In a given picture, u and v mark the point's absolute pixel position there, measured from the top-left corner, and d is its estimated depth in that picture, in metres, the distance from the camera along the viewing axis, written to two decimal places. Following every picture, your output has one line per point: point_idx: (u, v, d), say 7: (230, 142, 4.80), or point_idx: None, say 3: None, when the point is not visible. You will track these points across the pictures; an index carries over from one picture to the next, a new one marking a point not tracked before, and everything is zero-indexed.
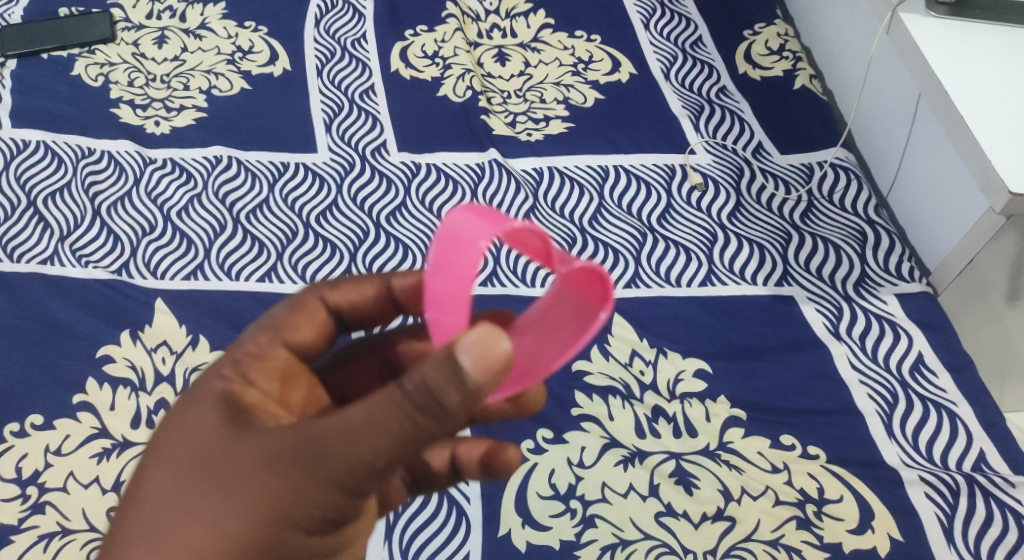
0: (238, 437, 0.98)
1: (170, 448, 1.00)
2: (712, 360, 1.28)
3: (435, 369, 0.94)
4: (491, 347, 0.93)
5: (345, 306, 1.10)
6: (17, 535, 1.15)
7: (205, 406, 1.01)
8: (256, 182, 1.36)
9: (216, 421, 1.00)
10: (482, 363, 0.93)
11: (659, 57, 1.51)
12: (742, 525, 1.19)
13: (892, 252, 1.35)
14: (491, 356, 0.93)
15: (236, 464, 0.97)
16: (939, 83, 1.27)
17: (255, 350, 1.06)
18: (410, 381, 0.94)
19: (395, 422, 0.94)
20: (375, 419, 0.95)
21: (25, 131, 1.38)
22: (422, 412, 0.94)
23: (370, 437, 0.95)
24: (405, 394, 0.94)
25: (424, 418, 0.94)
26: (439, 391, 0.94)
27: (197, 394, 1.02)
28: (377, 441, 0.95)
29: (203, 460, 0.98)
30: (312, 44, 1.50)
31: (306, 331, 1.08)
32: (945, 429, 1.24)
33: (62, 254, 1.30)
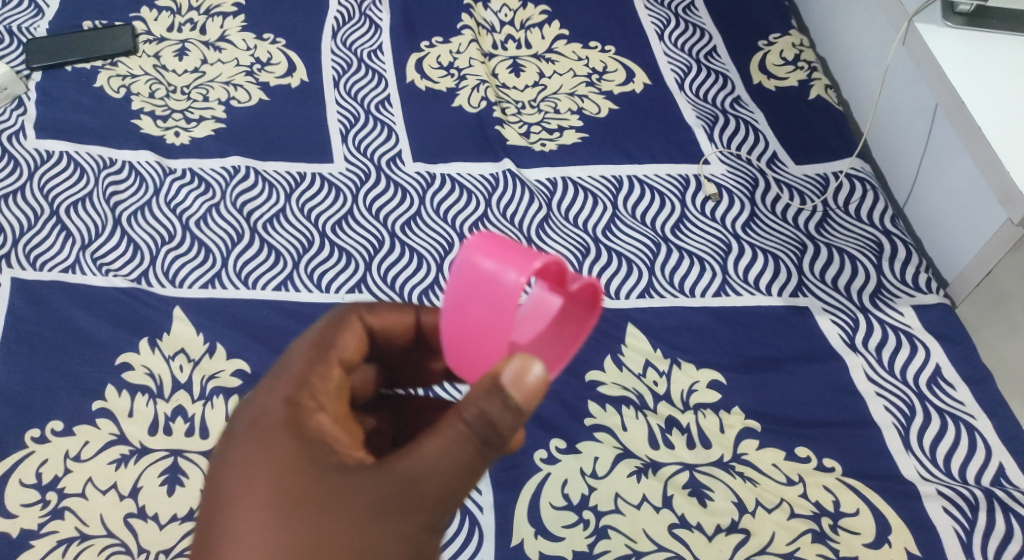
0: (320, 475, 1.01)
1: (256, 487, 1.01)
2: (726, 371, 1.28)
3: (487, 401, 0.99)
4: (530, 375, 1.00)
5: (380, 330, 1.11)
6: (37, 539, 1.16)
7: (283, 444, 1.02)
8: (273, 192, 1.38)
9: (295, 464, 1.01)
10: (524, 395, 1.00)
11: (673, 67, 1.52)
12: (756, 538, 1.18)
13: (909, 263, 1.34)
14: (532, 381, 1.00)
15: (332, 505, 1.00)
16: (957, 93, 1.26)
17: (314, 373, 1.05)
18: (471, 412, 1.00)
19: (464, 456, 1.00)
20: (446, 459, 1.00)
21: (50, 142, 1.41)
22: (486, 441, 1.00)
23: (443, 475, 1.00)
24: (468, 426, 1.00)
25: (490, 448, 1.00)
26: (500, 420, 0.99)
27: (274, 431, 1.02)
28: (448, 477, 1.00)
29: (292, 501, 1.00)
30: (329, 55, 1.52)
31: (350, 348, 1.08)
32: (963, 442, 1.23)
33: (83, 263, 1.32)
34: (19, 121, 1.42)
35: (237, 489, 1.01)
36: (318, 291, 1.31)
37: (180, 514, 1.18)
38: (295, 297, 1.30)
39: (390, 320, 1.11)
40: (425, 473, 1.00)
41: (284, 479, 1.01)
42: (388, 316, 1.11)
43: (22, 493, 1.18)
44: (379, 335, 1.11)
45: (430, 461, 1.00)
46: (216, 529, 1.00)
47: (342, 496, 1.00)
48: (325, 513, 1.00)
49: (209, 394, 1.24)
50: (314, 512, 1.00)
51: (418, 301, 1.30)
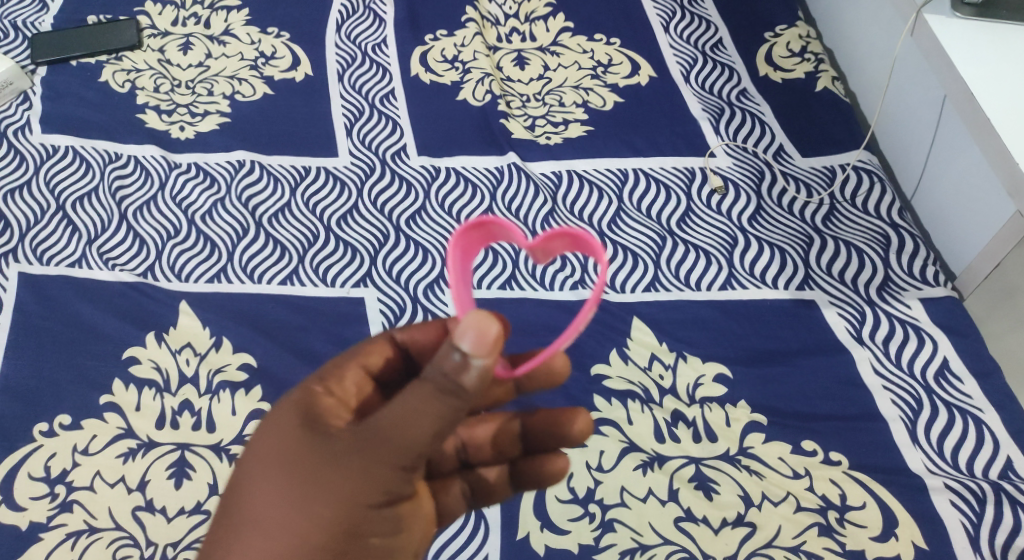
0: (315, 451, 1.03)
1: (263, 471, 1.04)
2: (732, 365, 1.27)
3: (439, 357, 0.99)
4: (485, 327, 0.99)
5: (412, 345, 1.13)
6: (46, 532, 1.17)
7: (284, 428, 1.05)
8: (278, 186, 1.38)
9: (287, 429, 1.04)
10: (481, 349, 0.99)
11: (679, 59, 1.51)
12: (762, 532, 1.18)
13: (917, 255, 1.33)
14: (480, 334, 0.99)
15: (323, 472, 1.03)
16: (965, 84, 1.25)
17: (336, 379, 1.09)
18: (429, 369, 1.00)
19: (425, 412, 1.00)
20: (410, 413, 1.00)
21: (55, 137, 1.41)
22: (446, 390, 1.00)
23: (408, 431, 1.01)
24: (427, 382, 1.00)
25: (450, 398, 1.00)
26: (457, 376, 0.99)
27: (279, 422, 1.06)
28: (411, 430, 1.01)
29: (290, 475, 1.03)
30: (334, 49, 1.52)
31: (378, 360, 1.11)
32: (970, 435, 1.22)
33: (90, 258, 1.32)
34: (25, 116, 1.43)
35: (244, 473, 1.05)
36: (324, 285, 1.31)
37: (187, 507, 1.19)
38: (301, 291, 1.30)
39: (420, 334, 1.13)
40: (398, 429, 1.01)
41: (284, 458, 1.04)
42: (417, 330, 1.13)
43: (31, 486, 1.19)
44: (414, 350, 1.13)
45: (396, 416, 1.01)
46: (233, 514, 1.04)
47: (318, 453, 1.03)
48: (300, 472, 1.03)
49: (215, 388, 1.24)
50: (290, 472, 1.03)
51: (423, 295, 1.30)
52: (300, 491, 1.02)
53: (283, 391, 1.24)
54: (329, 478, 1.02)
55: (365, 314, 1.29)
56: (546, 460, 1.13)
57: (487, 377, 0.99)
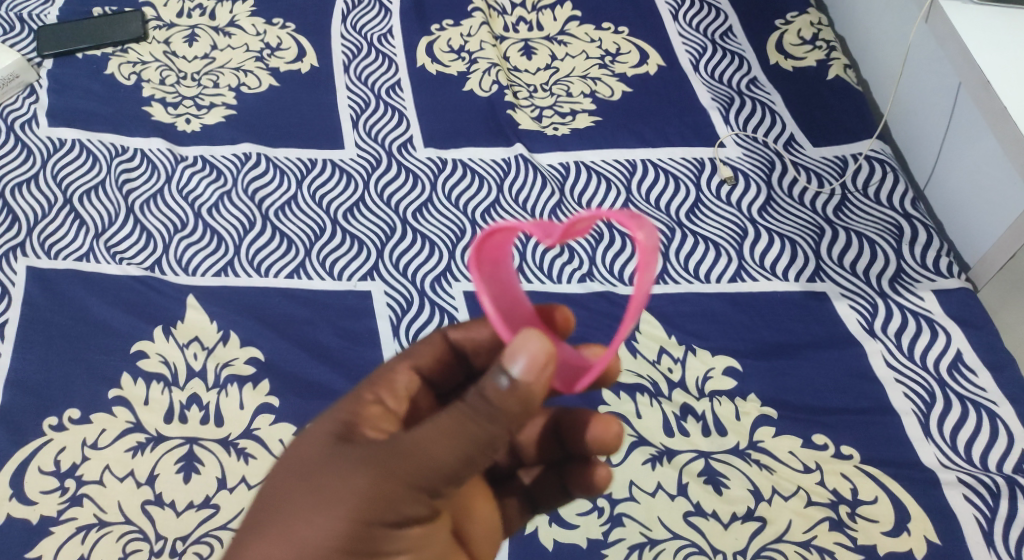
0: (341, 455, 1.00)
1: (287, 467, 1.01)
2: (742, 357, 1.26)
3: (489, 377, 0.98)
4: (533, 346, 0.97)
5: (467, 345, 1.11)
6: (56, 526, 1.17)
7: (318, 431, 1.03)
8: (285, 178, 1.37)
9: (321, 434, 1.02)
10: (529, 371, 0.97)
11: (687, 48, 1.49)
12: (773, 526, 1.17)
13: (930, 246, 1.31)
14: (535, 357, 0.97)
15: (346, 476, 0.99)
16: (981, 72, 1.22)
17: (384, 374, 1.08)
18: (471, 389, 0.99)
19: (460, 431, 0.99)
20: (443, 433, 0.99)
21: (63, 130, 1.41)
22: (486, 414, 0.98)
23: (438, 450, 0.99)
24: (468, 404, 0.99)
25: (489, 420, 0.98)
26: (496, 398, 0.98)
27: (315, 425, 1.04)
28: (442, 449, 0.99)
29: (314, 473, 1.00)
30: (339, 40, 1.51)
31: (430, 363, 1.10)
32: (984, 429, 1.21)
33: (97, 251, 1.32)
34: (32, 110, 1.43)
35: (271, 473, 1.02)
36: (331, 278, 1.30)
37: (196, 501, 1.18)
38: (307, 284, 1.30)
39: (475, 332, 1.11)
40: (429, 445, 0.99)
41: (310, 459, 1.01)
42: (470, 328, 1.11)
43: (40, 480, 1.19)
44: (467, 348, 1.11)
45: (428, 433, 0.99)
46: (250, 513, 1.01)
47: (338, 466, 1.00)
48: (317, 482, 0.99)
49: (223, 382, 1.24)
50: (309, 483, 1.00)
51: (430, 288, 1.29)
52: (319, 496, 0.99)
53: (291, 384, 1.23)
54: (345, 484, 0.99)
55: (371, 307, 1.28)
56: (588, 469, 1.12)
57: (536, 397, 0.98)
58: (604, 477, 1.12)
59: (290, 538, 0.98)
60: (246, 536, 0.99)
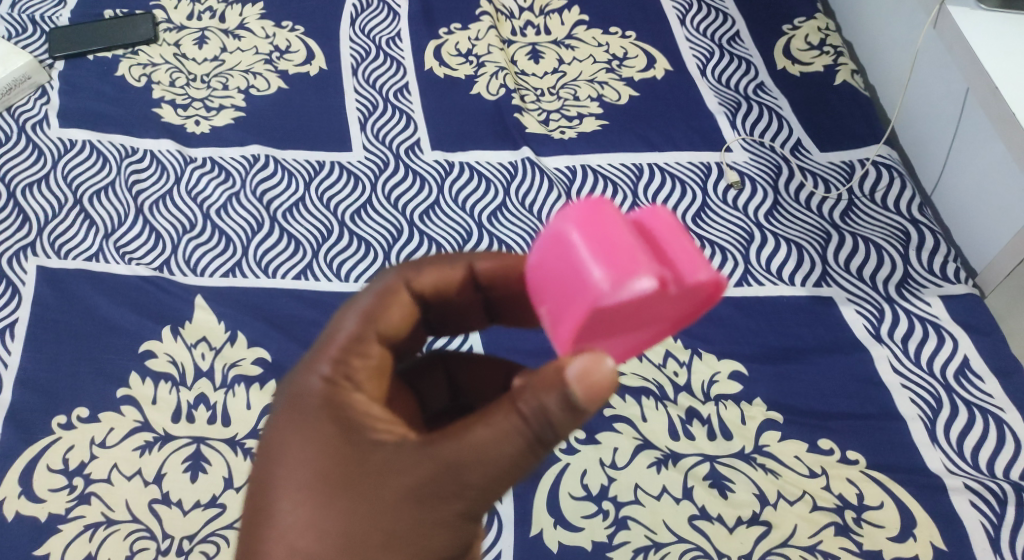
0: (365, 466, 1.00)
1: (300, 478, 1.01)
2: (747, 362, 1.26)
3: (551, 395, 0.97)
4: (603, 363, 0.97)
5: (429, 289, 1.08)
6: (64, 524, 1.18)
7: (327, 436, 1.01)
8: (292, 180, 1.38)
9: (332, 443, 1.01)
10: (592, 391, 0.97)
11: (695, 53, 1.49)
12: (778, 530, 1.17)
13: (937, 252, 1.31)
14: (599, 380, 0.96)
15: (378, 495, 0.99)
16: (989, 77, 1.22)
17: (355, 343, 1.05)
18: (527, 406, 0.97)
19: (508, 450, 0.98)
20: (490, 454, 0.98)
21: (74, 131, 1.42)
22: (537, 436, 0.97)
23: (491, 471, 0.99)
24: (522, 421, 0.97)
25: (540, 440, 0.98)
26: (556, 418, 0.97)
27: (320, 429, 1.02)
28: (496, 469, 0.99)
29: (336, 487, 1.00)
30: (348, 43, 1.52)
31: (398, 320, 1.06)
32: (991, 435, 1.20)
33: (107, 251, 1.33)
34: (43, 110, 1.44)
35: (282, 485, 1.01)
36: (338, 279, 1.31)
37: (203, 500, 1.19)
38: (314, 286, 1.30)
39: (440, 280, 1.08)
40: (470, 465, 0.98)
41: (330, 471, 1.01)
42: (439, 274, 1.08)
43: (49, 478, 1.19)
44: (428, 295, 1.08)
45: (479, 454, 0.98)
46: (268, 528, 1.01)
47: (382, 494, 0.99)
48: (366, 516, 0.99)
49: (230, 382, 1.24)
50: (338, 500, 1.00)
51: None
52: (346, 516, 0.99)
53: None
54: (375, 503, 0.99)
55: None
56: None
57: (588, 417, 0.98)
58: None
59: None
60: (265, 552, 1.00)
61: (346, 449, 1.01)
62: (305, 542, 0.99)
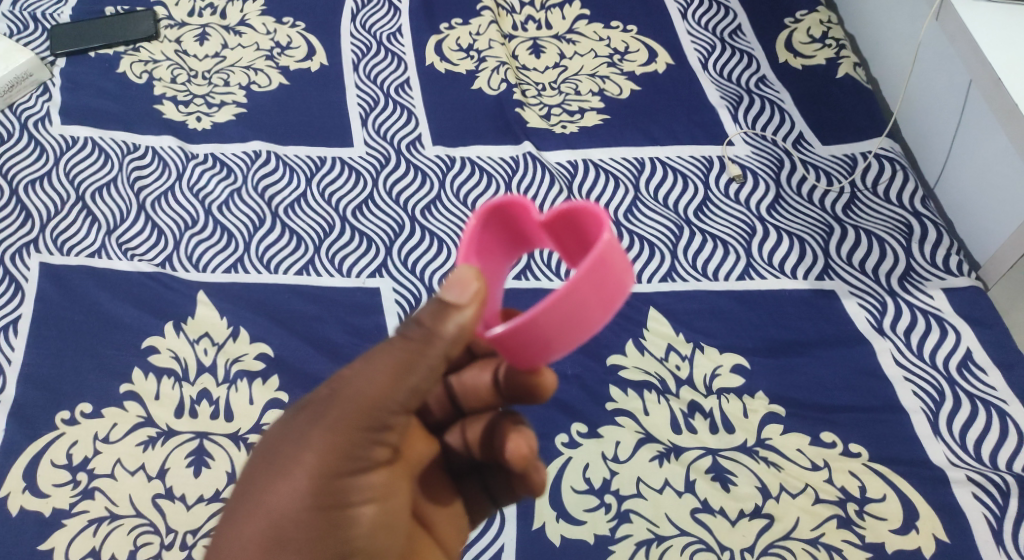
0: (289, 421, 1.02)
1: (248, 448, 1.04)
2: (750, 355, 1.26)
3: (426, 311, 1.01)
4: (467, 282, 1.01)
5: None
6: (68, 519, 1.18)
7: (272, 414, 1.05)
8: (294, 176, 1.38)
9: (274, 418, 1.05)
10: (466, 304, 1.00)
11: (696, 47, 1.49)
12: (780, 524, 1.17)
13: (940, 244, 1.31)
14: (465, 280, 1.01)
15: (297, 435, 1.01)
16: (993, 68, 1.22)
17: None
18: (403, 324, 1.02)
19: (404, 367, 1.00)
20: (387, 375, 1.00)
21: (75, 128, 1.42)
22: (424, 348, 1.00)
23: (381, 393, 1.00)
24: (408, 339, 1.01)
25: (426, 349, 1.00)
26: (431, 321, 1.01)
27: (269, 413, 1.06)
28: (387, 391, 1.00)
29: (268, 446, 1.02)
30: (348, 38, 1.52)
31: None
32: (994, 427, 1.20)
33: (109, 248, 1.33)
34: (45, 107, 1.44)
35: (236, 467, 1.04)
36: (340, 275, 1.31)
37: (206, 494, 1.19)
38: (316, 282, 1.31)
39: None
40: (373, 389, 1.00)
41: (266, 436, 1.03)
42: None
43: (53, 473, 1.20)
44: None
45: (373, 377, 1.00)
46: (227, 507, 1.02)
47: (292, 427, 1.02)
48: (276, 446, 1.02)
49: (233, 377, 1.25)
50: (272, 453, 1.02)
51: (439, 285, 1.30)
52: (278, 467, 1.01)
53: (300, 380, 1.24)
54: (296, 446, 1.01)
55: (380, 304, 1.29)
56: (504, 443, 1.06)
57: (471, 320, 1.01)
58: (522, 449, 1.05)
59: (262, 510, 1.00)
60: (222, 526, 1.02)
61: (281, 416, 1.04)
62: (252, 502, 1.01)
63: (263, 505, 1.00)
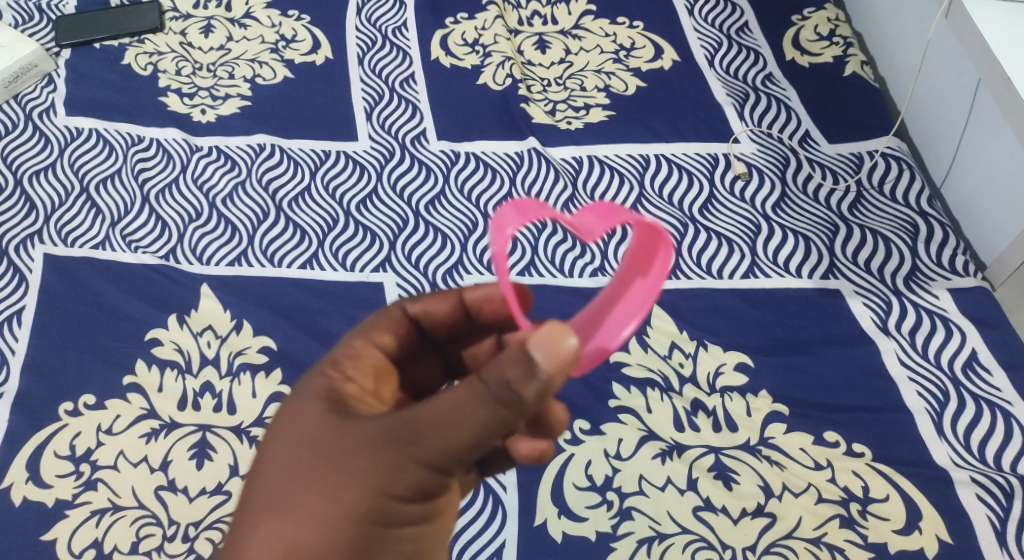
0: (343, 429, 1.01)
1: (287, 435, 1.02)
2: (754, 354, 1.25)
3: (510, 365, 0.96)
4: (561, 341, 0.95)
5: (424, 316, 1.10)
6: (71, 510, 1.18)
7: (312, 407, 1.03)
8: (298, 169, 1.38)
9: (316, 414, 1.02)
10: (553, 364, 0.95)
11: (703, 43, 1.48)
12: (782, 523, 1.17)
13: (946, 244, 1.30)
14: (561, 352, 0.95)
15: (350, 445, 1.00)
16: (1001, 68, 1.21)
17: (351, 351, 1.07)
18: (489, 374, 0.96)
19: (477, 417, 0.97)
20: (456, 414, 0.97)
21: (80, 119, 1.42)
22: (502, 402, 0.96)
23: (449, 432, 0.97)
24: (484, 386, 0.97)
25: (504, 408, 0.96)
26: (518, 387, 0.95)
27: (307, 400, 1.03)
28: (455, 433, 0.97)
29: (317, 446, 1.01)
30: (353, 32, 1.51)
31: (391, 338, 1.09)
32: (999, 429, 1.20)
33: (113, 240, 1.33)
34: (50, 99, 1.44)
35: (270, 454, 1.02)
36: (343, 270, 1.31)
37: (209, 487, 1.19)
38: (320, 276, 1.30)
39: (434, 306, 1.10)
40: (438, 424, 0.97)
41: (310, 433, 1.02)
42: (428, 302, 1.10)
43: (56, 464, 1.20)
44: (426, 323, 1.10)
45: (440, 413, 0.98)
46: (258, 495, 1.01)
47: (340, 437, 1.01)
48: (319, 447, 1.01)
49: (236, 370, 1.25)
50: (319, 458, 1.01)
51: (442, 281, 1.30)
52: (327, 475, 1.00)
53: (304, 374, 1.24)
54: (349, 459, 1.00)
55: (382, 300, 1.29)
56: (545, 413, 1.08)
57: (556, 386, 0.96)
58: (562, 418, 1.09)
59: (299, 512, 1.00)
60: (249, 513, 1.01)
61: (328, 416, 1.02)
62: (289, 502, 1.00)
63: (303, 508, 1.00)
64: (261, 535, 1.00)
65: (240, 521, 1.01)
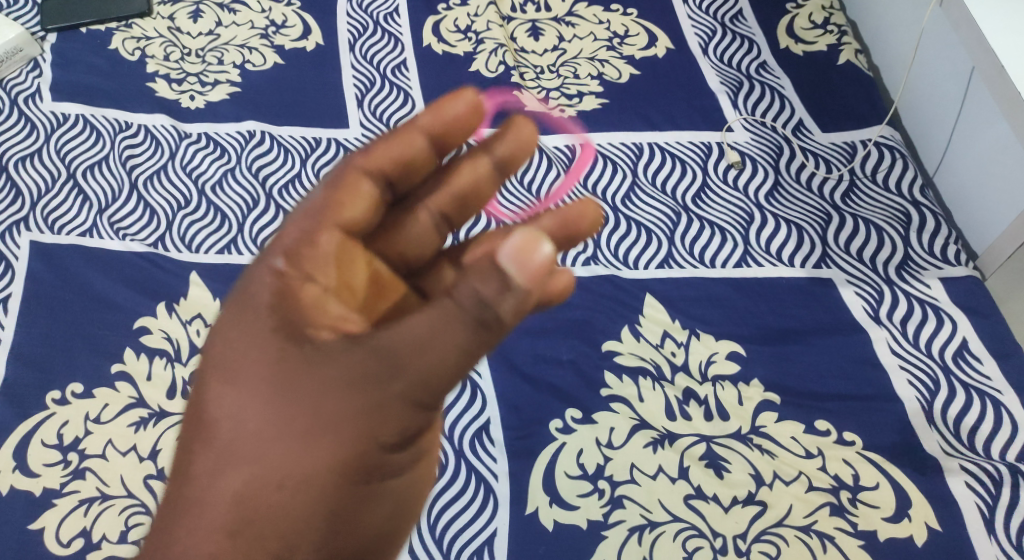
0: (306, 362, 0.95)
1: (241, 369, 0.96)
2: (745, 343, 1.25)
3: (483, 281, 0.92)
4: (535, 252, 0.92)
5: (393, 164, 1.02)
6: (59, 499, 1.16)
7: (266, 338, 0.96)
8: (288, 157, 1.37)
9: (272, 345, 0.96)
10: (528, 277, 0.92)
11: (696, 31, 1.49)
12: (773, 511, 1.16)
13: (938, 234, 1.30)
14: (535, 261, 0.92)
15: (317, 378, 0.94)
16: (996, 56, 1.21)
17: (302, 233, 0.98)
18: (461, 290, 0.92)
19: (451, 339, 0.92)
20: (431, 339, 0.93)
21: (66, 105, 1.40)
22: (480, 325, 0.92)
23: (427, 357, 0.93)
24: (462, 307, 0.92)
25: (484, 331, 0.92)
26: (493, 299, 0.92)
27: (254, 309, 0.97)
28: (429, 359, 0.93)
29: (280, 376, 0.95)
30: (345, 18, 1.51)
31: (355, 208, 1.00)
32: (989, 417, 1.20)
33: (100, 227, 1.31)
34: (35, 84, 1.42)
35: (225, 391, 0.96)
36: None
37: None
38: None
39: (389, 150, 1.02)
40: (414, 348, 0.93)
41: (268, 367, 0.95)
42: (389, 144, 1.02)
43: (43, 453, 1.18)
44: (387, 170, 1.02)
45: (412, 341, 0.93)
46: (218, 441, 0.95)
47: (303, 370, 0.95)
48: (281, 383, 0.95)
49: None
50: (284, 399, 0.95)
51: None
52: (292, 416, 0.94)
53: None
54: (316, 396, 0.94)
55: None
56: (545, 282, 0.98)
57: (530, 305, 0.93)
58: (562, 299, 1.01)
59: (266, 463, 0.94)
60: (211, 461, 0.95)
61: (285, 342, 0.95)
62: (252, 450, 0.94)
63: (268, 454, 0.94)
64: (226, 485, 0.94)
65: (196, 474, 0.95)
